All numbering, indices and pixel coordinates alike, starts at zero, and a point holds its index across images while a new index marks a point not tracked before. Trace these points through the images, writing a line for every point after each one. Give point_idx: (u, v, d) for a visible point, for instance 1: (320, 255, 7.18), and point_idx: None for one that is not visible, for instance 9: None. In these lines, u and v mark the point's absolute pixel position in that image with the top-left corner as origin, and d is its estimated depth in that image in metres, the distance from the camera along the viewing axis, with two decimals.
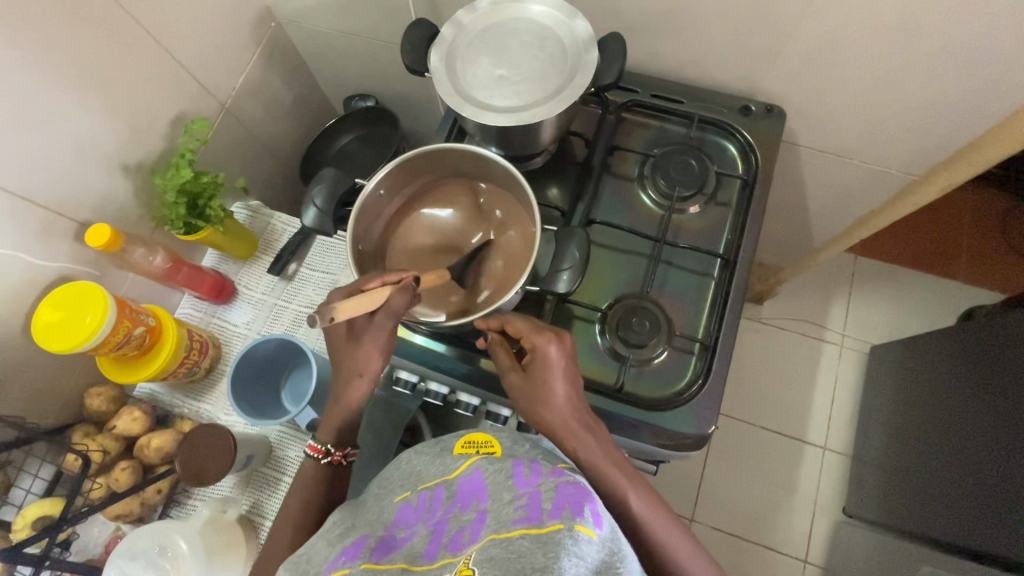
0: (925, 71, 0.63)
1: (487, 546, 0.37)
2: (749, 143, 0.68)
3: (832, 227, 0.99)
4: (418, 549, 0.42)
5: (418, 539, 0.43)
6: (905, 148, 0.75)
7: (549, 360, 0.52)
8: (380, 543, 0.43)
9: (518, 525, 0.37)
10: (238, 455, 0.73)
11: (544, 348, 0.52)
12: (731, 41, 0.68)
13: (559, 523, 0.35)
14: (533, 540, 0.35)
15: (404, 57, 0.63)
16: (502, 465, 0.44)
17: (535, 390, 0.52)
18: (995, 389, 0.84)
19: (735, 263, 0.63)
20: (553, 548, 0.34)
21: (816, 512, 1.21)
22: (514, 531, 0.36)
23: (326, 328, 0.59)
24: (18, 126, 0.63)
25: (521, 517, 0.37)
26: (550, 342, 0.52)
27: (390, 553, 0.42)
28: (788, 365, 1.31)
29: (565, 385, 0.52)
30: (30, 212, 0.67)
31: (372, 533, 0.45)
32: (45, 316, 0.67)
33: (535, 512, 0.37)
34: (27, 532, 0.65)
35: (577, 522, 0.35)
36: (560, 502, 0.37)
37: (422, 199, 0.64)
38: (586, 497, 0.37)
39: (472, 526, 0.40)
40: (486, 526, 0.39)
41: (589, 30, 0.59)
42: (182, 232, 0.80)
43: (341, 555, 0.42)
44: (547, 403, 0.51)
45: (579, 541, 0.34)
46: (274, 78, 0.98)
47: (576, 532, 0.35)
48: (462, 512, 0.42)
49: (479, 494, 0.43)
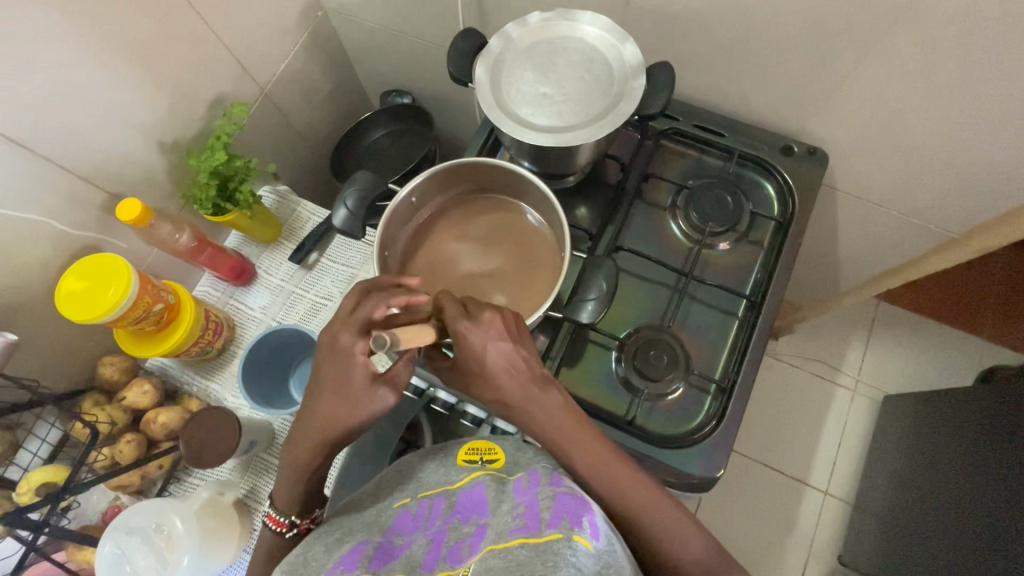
0: (978, 130, 0.62)
1: (485, 557, 0.38)
2: (788, 183, 0.67)
3: (861, 272, 0.97)
4: (416, 558, 0.42)
5: (417, 548, 0.43)
6: (946, 203, 0.73)
7: (473, 351, 0.49)
8: (378, 551, 0.43)
9: (517, 534, 0.38)
10: (242, 440, 0.74)
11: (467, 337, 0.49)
12: (781, 77, 0.66)
13: (558, 533, 0.37)
14: (531, 549, 0.36)
15: (449, 66, 0.62)
16: (503, 482, 0.46)
17: (471, 376, 0.51)
18: (1004, 453, 0.83)
19: (762, 306, 0.62)
20: (552, 557, 0.35)
21: (811, 556, 1.19)
22: (512, 540, 0.38)
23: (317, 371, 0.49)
24: (64, 97, 0.64)
25: (519, 527, 0.39)
26: (468, 333, 0.49)
27: (389, 562, 0.42)
28: (798, 404, 1.29)
29: (501, 367, 0.49)
30: (65, 180, 0.68)
31: (369, 539, 0.44)
32: (69, 285, 0.67)
33: (534, 520, 0.39)
34: (30, 497, 0.66)
35: (576, 532, 0.37)
36: (557, 512, 0.39)
37: (443, 213, 0.63)
38: (584, 508, 0.40)
39: (472, 538, 0.41)
40: (487, 538, 0.40)
41: (638, 56, 0.58)
42: (209, 212, 0.81)
43: (339, 564, 0.41)
44: (486, 384, 0.50)
45: (577, 551, 0.36)
46: (315, 67, 0.98)
47: (574, 542, 0.37)
48: (462, 524, 0.44)
49: (479, 509, 0.44)
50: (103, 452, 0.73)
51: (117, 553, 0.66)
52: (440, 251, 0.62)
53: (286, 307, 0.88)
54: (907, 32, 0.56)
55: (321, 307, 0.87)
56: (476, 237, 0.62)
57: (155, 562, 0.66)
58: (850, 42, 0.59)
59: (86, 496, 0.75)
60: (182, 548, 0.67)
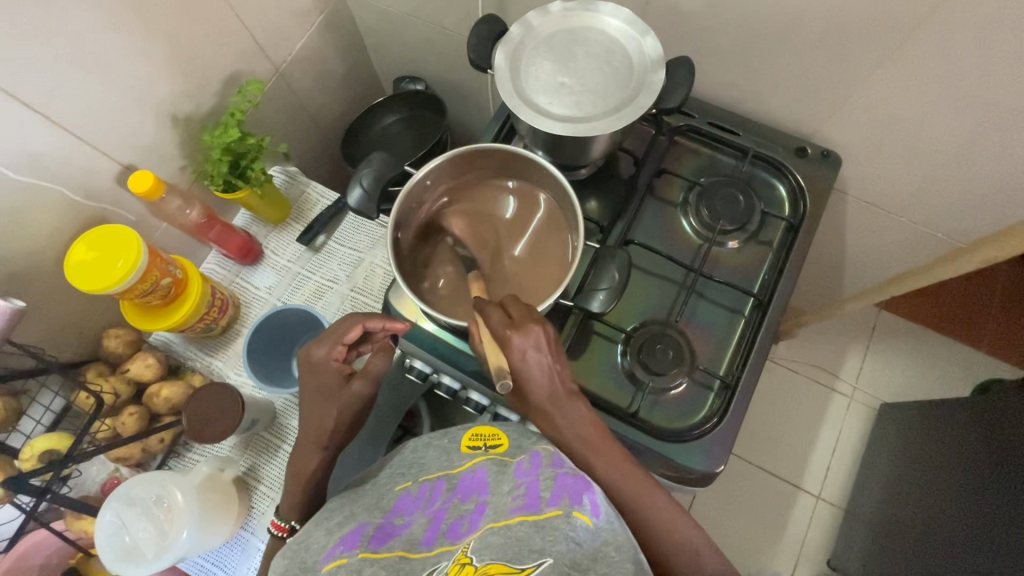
0: (991, 139, 0.62)
1: (485, 534, 0.39)
2: (800, 186, 0.67)
3: (866, 278, 0.97)
4: (416, 535, 0.42)
5: (417, 527, 0.43)
6: (956, 210, 0.73)
7: (514, 352, 0.50)
8: (378, 531, 0.43)
9: (517, 513, 0.40)
10: (244, 418, 0.74)
11: (513, 344, 0.50)
12: (800, 78, 0.66)
13: (558, 510, 0.39)
14: (531, 525, 0.38)
15: (469, 52, 0.62)
16: (506, 465, 0.46)
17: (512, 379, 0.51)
18: (998, 463, 0.83)
19: (768, 305, 0.62)
20: (552, 532, 0.38)
21: (801, 559, 1.20)
22: (512, 519, 0.40)
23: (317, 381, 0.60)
24: (81, 65, 0.64)
25: (519, 505, 0.40)
26: (513, 334, 0.50)
27: (388, 540, 0.42)
28: (795, 408, 1.30)
29: (539, 372, 0.51)
30: (80, 149, 0.68)
31: (369, 520, 0.44)
32: (78, 253, 0.68)
33: (535, 499, 0.40)
34: (32, 464, 0.66)
35: (576, 510, 0.39)
36: (558, 491, 0.41)
37: (427, 226, 0.62)
38: (584, 487, 0.41)
39: (471, 516, 0.42)
40: (487, 515, 0.41)
41: (659, 50, 0.58)
42: (220, 189, 0.81)
43: (340, 544, 0.42)
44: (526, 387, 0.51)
45: (576, 526, 0.38)
46: (329, 49, 0.98)
47: (573, 518, 0.39)
48: (461, 503, 0.44)
49: (480, 488, 0.44)
50: (105, 423, 0.74)
51: (118, 523, 0.67)
52: (426, 267, 0.61)
53: (291, 288, 0.88)
54: (928, 37, 0.55)
55: (327, 290, 0.87)
56: (461, 251, 0.62)
57: (155, 534, 0.67)
58: (871, 46, 0.59)
59: (86, 466, 0.76)
60: (182, 522, 0.67)
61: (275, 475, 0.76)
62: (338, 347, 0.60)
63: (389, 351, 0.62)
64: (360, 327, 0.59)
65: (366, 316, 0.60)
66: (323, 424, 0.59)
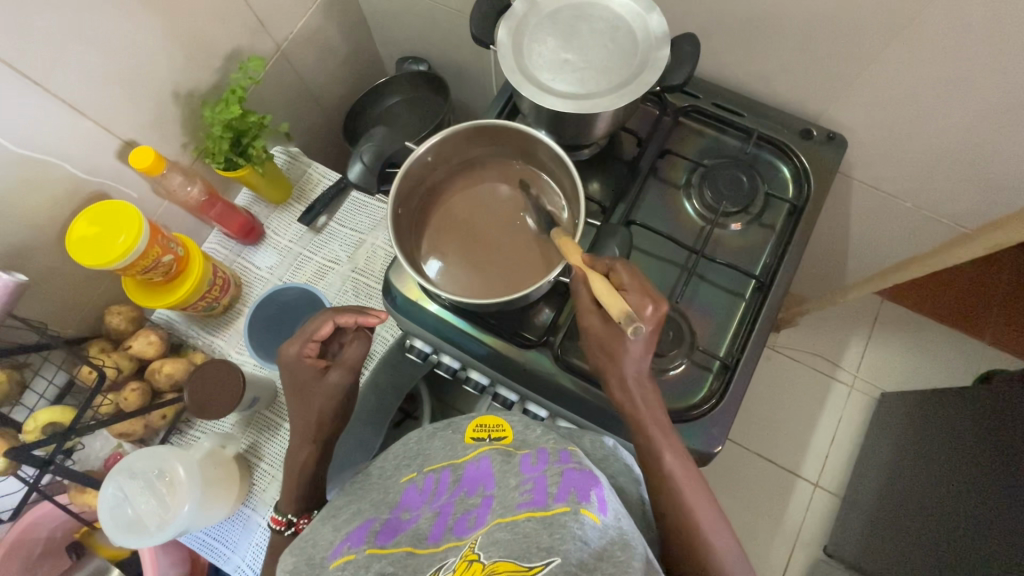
0: (1002, 121, 0.61)
1: (492, 530, 0.38)
2: (804, 167, 0.66)
3: (872, 264, 0.97)
4: (423, 530, 0.42)
5: (423, 521, 0.43)
6: (963, 193, 0.72)
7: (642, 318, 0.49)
8: (384, 526, 0.44)
9: (524, 509, 0.38)
10: (245, 396, 0.74)
11: (644, 309, 0.49)
12: (807, 58, 0.65)
13: (566, 506, 0.37)
14: (538, 521, 0.36)
15: (472, 27, 0.61)
16: (511, 456, 0.46)
17: (609, 344, 0.51)
18: (998, 454, 0.83)
19: (770, 287, 0.61)
20: (559, 529, 0.35)
21: (797, 544, 1.21)
22: (520, 514, 0.38)
23: (294, 374, 0.61)
24: (81, 40, 0.63)
25: (527, 501, 0.39)
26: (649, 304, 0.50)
27: (395, 535, 0.43)
28: (795, 396, 1.30)
29: (636, 366, 0.51)
30: (80, 124, 0.68)
31: (377, 516, 0.45)
32: (80, 229, 0.68)
33: (542, 495, 0.39)
34: (37, 435, 0.68)
35: (583, 506, 0.36)
36: (565, 486, 0.39)
37: (432, 202, 0.63)
38: (592, 483, 0.39)
39: (477, 509, 0.42)
40: (493, 510, 0.40)
41: (664, 27, 0.57)
42: (221, 166, 0.81)
43: (347, 540, 0.43)
44: (615, 360, 0.51)
45: (585, 525, 0.35)
46: (331, 27, 0.97)
47: (581, 516, 0.36)
48: (468, 496, 0.44)
49: (486, 480, 0.45)
50: (108, 398, 0.75)
51: (120, 496, 0.69)
52: (431, 241, 0.62)
53: (292, 269, 0.88)
54: (934, 18, 0.55)
55: (328, 270, 0.87)
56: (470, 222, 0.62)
57: (157, 506, 0.68)
58: (883, 25, 0.58)
59: (90, 441, 0.78)
60: (184, 496, 0.68)
61: (276, 454, 0.77)
62: (310, 344, 0.62)
63: (366, 339, 0.63)
64: (330, 322, 0.61)
65: (337, 311, 0.62)
66: (310, 407, 0.60)
